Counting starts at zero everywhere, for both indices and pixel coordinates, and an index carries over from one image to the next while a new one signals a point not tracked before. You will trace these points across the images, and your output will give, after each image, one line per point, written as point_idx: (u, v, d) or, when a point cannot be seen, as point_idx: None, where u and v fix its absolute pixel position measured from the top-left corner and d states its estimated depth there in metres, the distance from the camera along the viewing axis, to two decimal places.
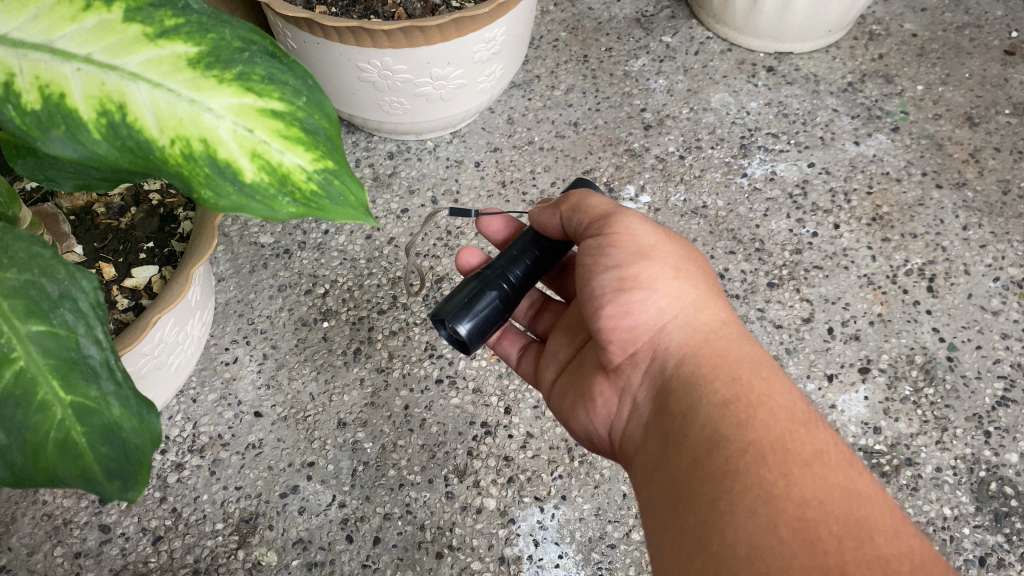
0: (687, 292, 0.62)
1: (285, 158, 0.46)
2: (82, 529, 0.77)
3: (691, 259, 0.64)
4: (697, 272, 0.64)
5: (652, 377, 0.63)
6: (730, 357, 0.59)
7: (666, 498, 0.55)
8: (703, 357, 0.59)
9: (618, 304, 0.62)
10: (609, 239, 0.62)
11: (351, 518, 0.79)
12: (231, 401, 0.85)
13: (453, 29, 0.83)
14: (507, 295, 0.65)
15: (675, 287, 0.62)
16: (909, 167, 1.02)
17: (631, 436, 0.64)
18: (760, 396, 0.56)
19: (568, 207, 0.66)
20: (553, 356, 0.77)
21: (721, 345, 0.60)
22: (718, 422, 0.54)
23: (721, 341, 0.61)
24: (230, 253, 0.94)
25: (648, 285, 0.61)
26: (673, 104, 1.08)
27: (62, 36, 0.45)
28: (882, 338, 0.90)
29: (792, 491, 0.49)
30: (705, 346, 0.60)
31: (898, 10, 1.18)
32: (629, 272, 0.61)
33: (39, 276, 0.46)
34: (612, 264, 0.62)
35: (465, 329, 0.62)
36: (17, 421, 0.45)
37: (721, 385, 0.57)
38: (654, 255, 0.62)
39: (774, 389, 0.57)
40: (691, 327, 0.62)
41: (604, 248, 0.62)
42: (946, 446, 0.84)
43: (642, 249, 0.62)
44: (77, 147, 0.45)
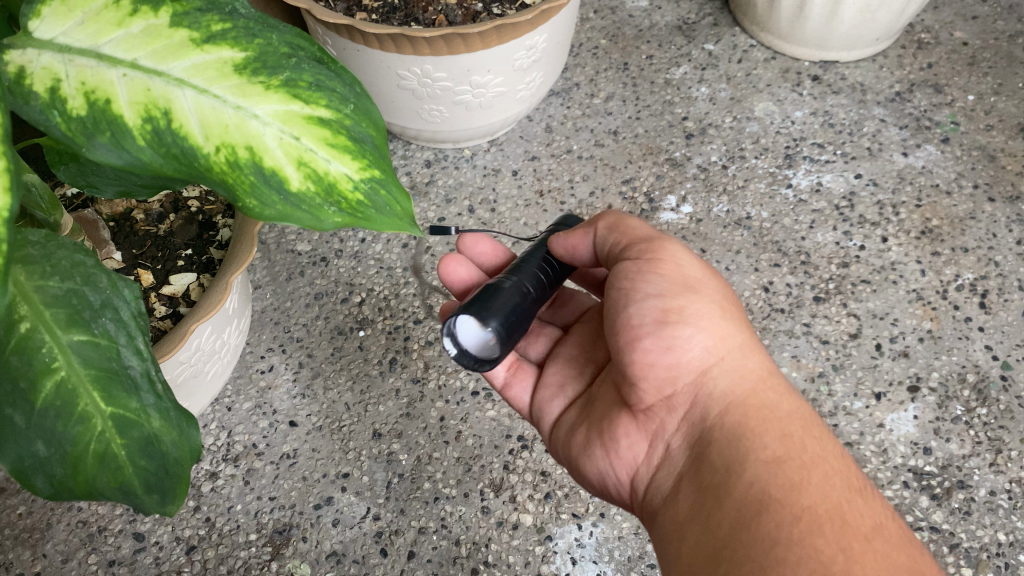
0: (734, 336, 0.60)
1: (331, 167, 0.45)
2: (116, 537, 0.76)
3: (736, 302, 0.62)
4: (742, 317, 0.62)
5: (689, 423, 0.59)
6: (779, 412, 0.57)
7: (706, 559, 0.52)
8: (751, 409, 0.57)
9: (660, 338, 0.58)
10: (653, 268, 0.60)
11: (385, 531, 0.78)
12: (266, 410, 0.84)
13: (494, 36, 0.81)
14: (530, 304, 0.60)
15: (721, 328, 0.60)
16: (960, 179, 0.99)
17: (660, 485, 0.60)
18: (814, 458, 0.54)
19: (609, 226, 0.65)
20: (560, 387, 0.72)
21: (768, 397, 0.58)
22: (768, 481, 0.52)
23: (768, 393, 0.58)
24: (266, 260, 0.93)
25: (693, 320, 0.59)
26: (716, 112, 1.06)
27: (109, 41, 0.45)
28: (932, 355, 0.87)
29: (853, 569, 0.47)
30: (753, 396, 0.58)
31: (948, 18, 1.15)
32: (674, 305, 0.59)
33: (81, 284, 0.46)
34: (654, 294, 0.59)
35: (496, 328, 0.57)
36: (58, 433, 0.45)
37: (772, 441, 0.55)
38: (701, 291, 0.60)
39: (825, 451, 0.56)
40: (736, 372, 0.59)
41: (645, 275, 0.60)
42: (1000, 469, 0.80)
43: (688, 283, 0.60)
44: (122, 154, 0.44)
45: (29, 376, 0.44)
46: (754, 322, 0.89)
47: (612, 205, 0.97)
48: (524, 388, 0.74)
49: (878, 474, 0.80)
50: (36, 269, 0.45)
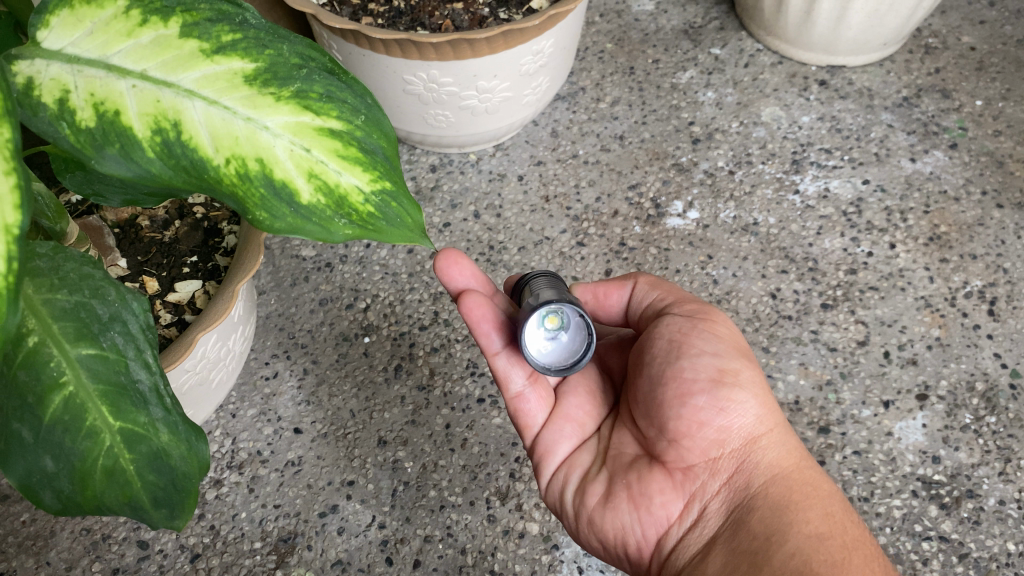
0: (779, 410, 0.62)
1: (342, 179, 0.46)
2: (120, 544, 0.76)
3: None
4: None
5: (729, 489, 0.60)
6: (820, 491, 0.60)
7: None
8: (794, 483, 0.59)
9: (714, 398, 0.59)
10: (708, 327, 0.62)
11: (391, 539, 0.77)
12: (271, 417, 0.84)
13: (501, 41, 0.81)
14: None
15: (769, 398, 0.62)
16: (968, 185, 0.99)
17: (691, 547, 0.60)
18: (856, 540, 0.56)
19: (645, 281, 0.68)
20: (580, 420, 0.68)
21: (808, 474, 0.61)
22: (811, 553, 0.54)
23: (809, 470, 0.61)
24: (271, 266, 0.93)
25: (745, 386, 0.60)
26: (722, 117, 1.05)
27: (118, 51, 0.45)
28: (940, 363, 0.87)
29: None
30: (797, 471, 0.60)
31: (955, 23, 1.14)
32: (729, 368, 0.60)
33: (90, 297, 0.46)
34: (711, 352, 0.61)
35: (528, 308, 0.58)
36: (66, 448, 0.45)
37: (815, 517, 0.57)
38: (752, 360, 0.62)
39: (863, 535, 0.58)
40: (779, 444, 0.61)
41: (701, 333, 0.62)
42: (1010, 478, 0.80)
43: (739, 349, 0.62)
44: (131, 165, 0.44)
45: (37, 390, 0.44)
46: (761, 329, 0.89)
47: (618, 210, 0.97)
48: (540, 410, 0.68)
49: (887, 483, 0.80)
50: (44, 282, 0.46)
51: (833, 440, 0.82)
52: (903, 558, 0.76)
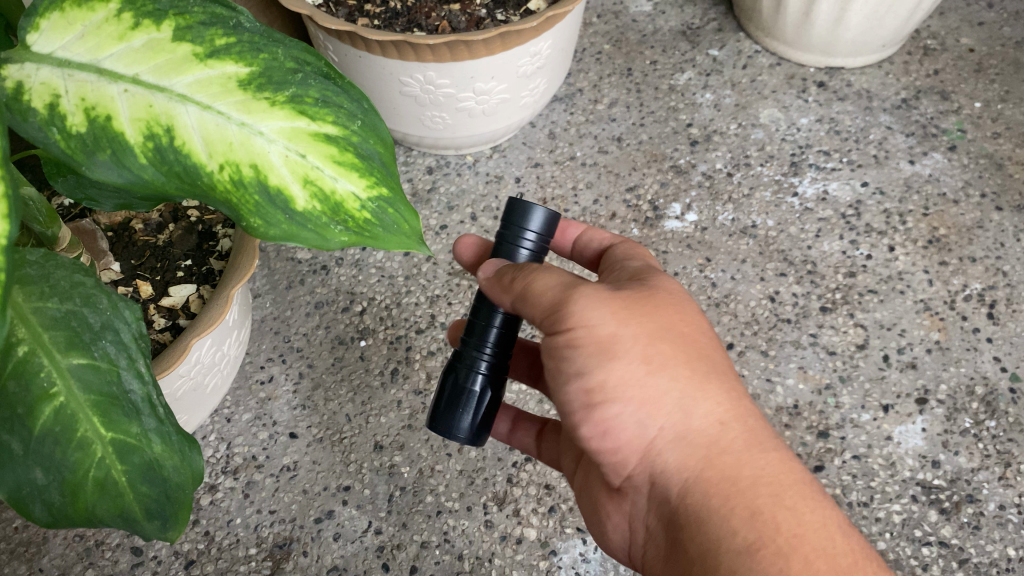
0: (668, 393, 0.51)
1: (338, 185, 0.46)
2: (114, 551, 0.75)
3: (667, 335, 0.51)
4: (680, 354, 0.51)
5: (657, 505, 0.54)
6: (742, 481, 0.49)
7: None
8: (709, 484, 0.50)
9: (593, 421, 0.52)
10: (559, 331, 0.52)
11: (387, 545, 0.76)
12: (266, 421, 0.83)
13: (499, 42, 0.80)
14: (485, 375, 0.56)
15: (652, 386, 0.51)
16: (967, 188, 0.98)
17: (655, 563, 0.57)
18: (790, 547, 0.47)
19: (513, 276, 0.53)
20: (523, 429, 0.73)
21: (726, 463, 0.50)
22: None
23: (726, 455, 0.50)
24: (266, 269, 0.92)
25: (618, 392, 0.51)
26: (721, 119, 1.05)
27: (110, 55, 0.44)
28: (940, 367, 0.86)
29: None
30: (709, 467, 0.50)
31: (954, 25, 1.14)
32: (593, 377, 0.51)
33: (81, 306, 0.45)
34: (574, 367, 0.52)
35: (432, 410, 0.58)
36: (56, 460, 0.44)
37: (740, 532, 0.48)
38: (617, 353, 0.50)
39: (804, 527, 0.48)
40: (681, 437, 0.51)
41: (561, 345, 0.52)
42: (1009, 483, 0.79)
43: (601, 343, 0.50)
44: (122, 172, 0.43)
45: (27, 402, 0.44)
46: (760, 332, 0.88)
47: (616, 213, 0.96)
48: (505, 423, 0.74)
49: (887, 488, 0.79)
50: (34, 290, 0.45)
51: (832, 444, 0.82)
52: (903, 563, 0.75)
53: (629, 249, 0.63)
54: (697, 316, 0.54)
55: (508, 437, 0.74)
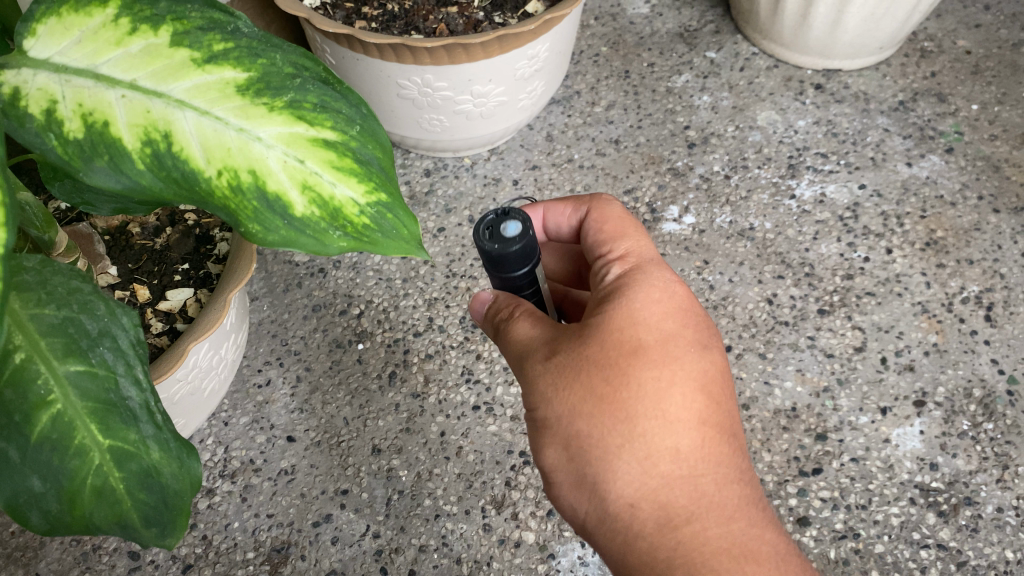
0: (587, 478, 0.51)
1: (336, 191, 0.46)
2: (111, 555, 0.75)
3: (585, 418, 0.50)
4: (599, 435, 0.50)
5: None
6: (656, 566, 0.50)
7: None
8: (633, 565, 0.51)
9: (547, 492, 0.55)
10: None
11: (385, 549, 0.76)
12: (264, 425, 0.83)
13: (497, 45, 0.80)
14: None
15: (575, 470, 0.51)
16: (964, 190, 0.98)
17: None
18: None
19: (493, 321, 0.56)
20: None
21: (639, 548, 0.50)
22: None
23: (646, 537, 0.50)
24: (264, 272, 0.92)
25: (553, 476, 0.53)
26: (718, 121, 1.05)
27: (107, 60, 0.45)
28: (938, 369, 0.86)
29: None
30: (629, 547, 0.51)
31: (951, 27, 1.14)
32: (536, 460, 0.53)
33: (78, 312, 0.45)
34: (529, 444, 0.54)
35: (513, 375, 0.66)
36: (54, 467, 0.44)
37: None
38: (548, 436, 0.52)
39: None
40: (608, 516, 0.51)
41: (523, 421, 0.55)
42: (1008, 485, 0.79)
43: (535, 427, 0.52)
44: (120, 177, 0.44)
45: (24, 408, 0.44)
46: (758, 335, 0.88)
47: None
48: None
49: (885, 491, 0.79)
50: (30, 297, 0.45)
51: (831, 447, 0.82)
52: (901, 565, 0.76)
53: (595, 228, 0.57)
54: (651, 358, 0.50)
55: None
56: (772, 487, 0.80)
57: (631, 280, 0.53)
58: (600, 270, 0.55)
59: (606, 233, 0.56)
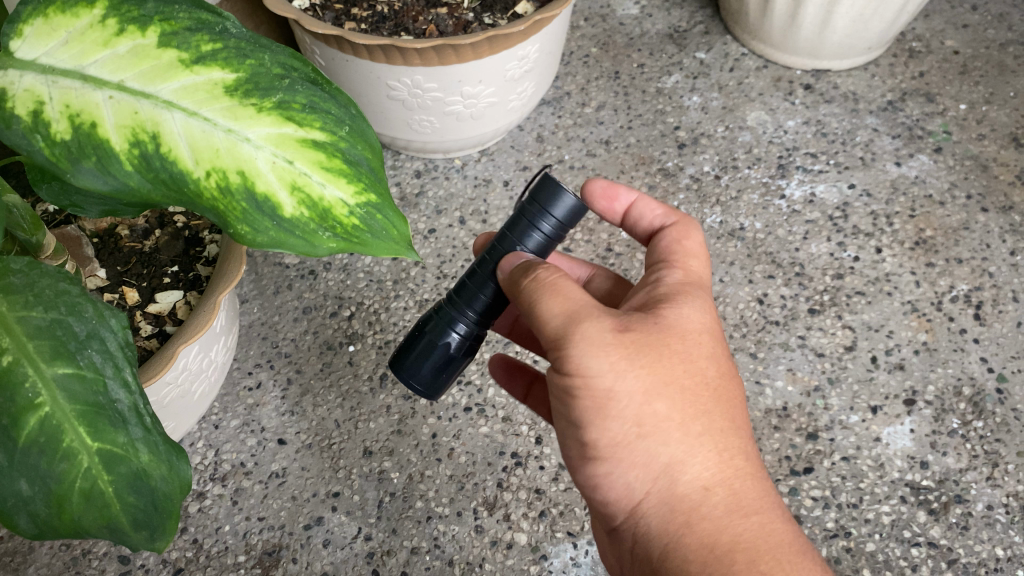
0: (659, 457, 0.51)
1: (326, 192, 0.46)
2: (101, 560, 0.74)
3: (662, 394, 0.50)
4: (677, 409, 0.51)
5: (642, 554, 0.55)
6: (718, 549, 0.50)
7: None
8: (687, 552, 0.50)
9: (586, 474, 0.54)
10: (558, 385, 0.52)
11: (377, 552, 0.76)
12: (254, 428, 0.82)
13: (487, 46, 0.80)
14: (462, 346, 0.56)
15: (642, 451, 0.51)
16: (953, 189, 0.99)
17: None
18: None
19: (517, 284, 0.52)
20: (508, 379, 0.76)
21: (705, 531, 0.50)
22: None
23: (708, 523, 0.51)
24: (253, 274, 0.92)
25: (610, 457, 0.52)
26: (708, 121, 1.05)
27: (94, 62, 0.44)
28: (927, 368, 0.87)
29: None
30: (688, 534, 0.51)
31: (939, 27, 1.15)
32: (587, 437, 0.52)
33: (66, 314, 0.45)
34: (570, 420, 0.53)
35: (424, 389, 0.58)
36: (42, 471, 0.44)
37: None
38: (614, 408, 0.50)
39: None
40: (666, 502, 0.51)
41: (560, 397, 0.53)
42: (997, 483, 0.80)
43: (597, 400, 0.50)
44: (107, 178, 0.43)
45: (12, 412, 0.43)
46: (749, 334, 0.88)
47: None
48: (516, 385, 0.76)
49: (876, 489, 0.80)
50: (18, 299, 0.45)
51: (821, 446, 0.82)
52: (892, 564, 0.76)
53: (672, 240, 0.58)
54: (720, 361, 0.53)
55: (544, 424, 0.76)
56: None
57: (699, 287, 0.55)
58: (659, 274, 0.56)
59: (674, 247, 0.58)
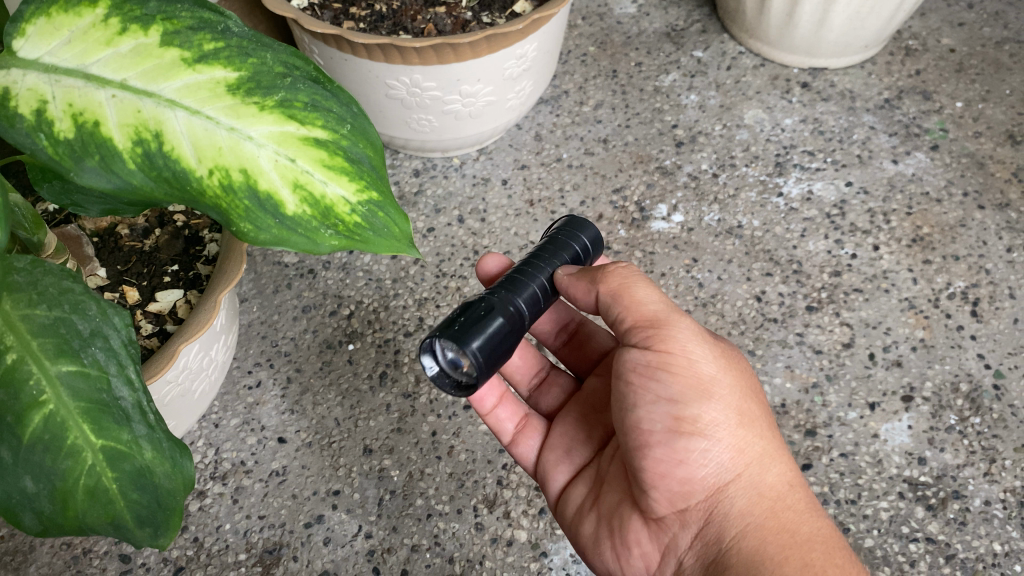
0: (750, 445, 0.58)
1: (328, 190, 0.46)
2: (101, 559, 0.74)
3: (751, 395, 0.60)
4: (758, 411, 0.60)
5: (703, 541, 0.58)
6: (800, 534, 0.56)
7: None
8: (771, 531, 0.56)
9: (672, 449, 0.57)
10: (661, 364, 0.57)
11: (377, 549, 0.76)
12: (254, 427, 0.82)
13: (485, 45, 0.80)
14: (514, 322, 0.54)
15: (737, 436, 0.58)
16: (950, 187, 0.99)
17: None
18: None
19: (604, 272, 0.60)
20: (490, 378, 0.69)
21: (787, 517, 0.57)
22: None
23: (787, 510, 0.57)
24: (253, 273, 0.92)
25: (707, 433, 0.57)
26: (706, 120, 1.05)
27: (96, 61, 0.45)
28: (925, 365, 0.87)
29: None
30: (773, 516, 0.57)
31: (935, 25, 1.15)
32: (686, 412, 0.57)
33: (69, 312, 0.45)
34: (665, 397, 0.57)
35: (479, 362, 0.52)
36: (46, 468, 0.44)
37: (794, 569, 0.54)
38: (716, 393, 0.58)
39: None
40: (750, 485, 0.58)
41: (656, 375, 0.58)
42: (995, 478, 0.80)
43: (703, 382, 0.57)
44: (110, 177, 0.43)
45: (17, 409, 0.44)
46: (747, 331, 0.89)
47: (603, 214, 0.97)
48: (490, 393, 0.69)
49: (874, 485, 0.80)
50: (20, 297, 0.45)
51: (820, 442, 0.82)
52: (891, 559, 0.76)
53: None
54: None
55: (512, 439, 0.71)
56: None
57: None
58: None
59: None
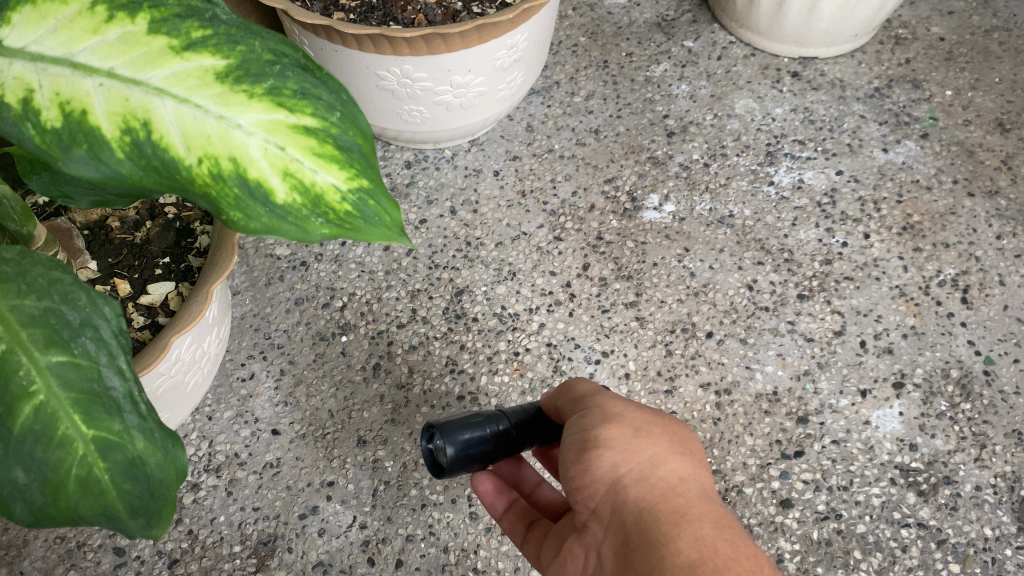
0: (647, 445, 0.54)
1: (318, 177, 0.46)
2: (96, 552, 0.74)
3: (656, 419, 0.57)
4: (663, 429, 0.56)
5: (612, 550, 0.53)
6: (691, 514, 0.51)
7: None
8: (664, 514, 0.51)
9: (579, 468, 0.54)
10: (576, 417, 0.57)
11: (372, 540, 0.76)
12: (248, 419, 0.82)
13: (475, 35, 0.80)
14: (500, 435, 0.62)
15: (634, 442, 0.54)
16: (940, 174, 1.00)
17: None
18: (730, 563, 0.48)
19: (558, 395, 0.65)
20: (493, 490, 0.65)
21: (680, 502, 0.52)
22: None
23: (682, 497, 0.52)
24: (245, 265, 0.92)
25: (608, 444, 0.54)
26: (696, 110, 1.05)
27: (84, 48, 0.45)
28: (916, 352, 0.87)
29: None
30: (666, 501, 0.52)
31: (925, 14, 1.16)
32: (591, 433, 0.55)
33: (59, 302, 0.45)
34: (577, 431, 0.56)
35: (454, 453, 0.60)
36: (37, 459, 0.44)
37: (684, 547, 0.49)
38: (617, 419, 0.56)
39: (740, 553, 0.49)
40: (648, 481, 0.53)
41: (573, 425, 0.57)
42: (985, 464, 0.81)
43: (608, 415, 0.56)
44: (100, 166, 0.44)
45: (7, 400, 0.44)
46: (738, 320, 0.89)
47: (594, 204, 0.97)
48: (498, 499, 0.65)
49: (865, 472, 0.80)
50: (11, 288, 0.45)
51: (812, 429, 0.83)
52: (882, 545, 0.77)
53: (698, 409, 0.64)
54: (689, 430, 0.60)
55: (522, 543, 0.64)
56: (755, 471, 0.80)
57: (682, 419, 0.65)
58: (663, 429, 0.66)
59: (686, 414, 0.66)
